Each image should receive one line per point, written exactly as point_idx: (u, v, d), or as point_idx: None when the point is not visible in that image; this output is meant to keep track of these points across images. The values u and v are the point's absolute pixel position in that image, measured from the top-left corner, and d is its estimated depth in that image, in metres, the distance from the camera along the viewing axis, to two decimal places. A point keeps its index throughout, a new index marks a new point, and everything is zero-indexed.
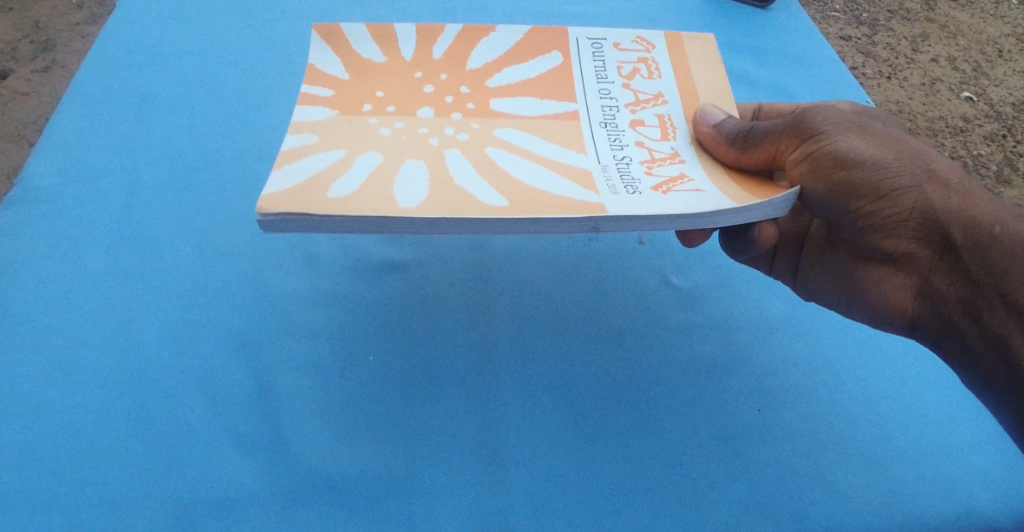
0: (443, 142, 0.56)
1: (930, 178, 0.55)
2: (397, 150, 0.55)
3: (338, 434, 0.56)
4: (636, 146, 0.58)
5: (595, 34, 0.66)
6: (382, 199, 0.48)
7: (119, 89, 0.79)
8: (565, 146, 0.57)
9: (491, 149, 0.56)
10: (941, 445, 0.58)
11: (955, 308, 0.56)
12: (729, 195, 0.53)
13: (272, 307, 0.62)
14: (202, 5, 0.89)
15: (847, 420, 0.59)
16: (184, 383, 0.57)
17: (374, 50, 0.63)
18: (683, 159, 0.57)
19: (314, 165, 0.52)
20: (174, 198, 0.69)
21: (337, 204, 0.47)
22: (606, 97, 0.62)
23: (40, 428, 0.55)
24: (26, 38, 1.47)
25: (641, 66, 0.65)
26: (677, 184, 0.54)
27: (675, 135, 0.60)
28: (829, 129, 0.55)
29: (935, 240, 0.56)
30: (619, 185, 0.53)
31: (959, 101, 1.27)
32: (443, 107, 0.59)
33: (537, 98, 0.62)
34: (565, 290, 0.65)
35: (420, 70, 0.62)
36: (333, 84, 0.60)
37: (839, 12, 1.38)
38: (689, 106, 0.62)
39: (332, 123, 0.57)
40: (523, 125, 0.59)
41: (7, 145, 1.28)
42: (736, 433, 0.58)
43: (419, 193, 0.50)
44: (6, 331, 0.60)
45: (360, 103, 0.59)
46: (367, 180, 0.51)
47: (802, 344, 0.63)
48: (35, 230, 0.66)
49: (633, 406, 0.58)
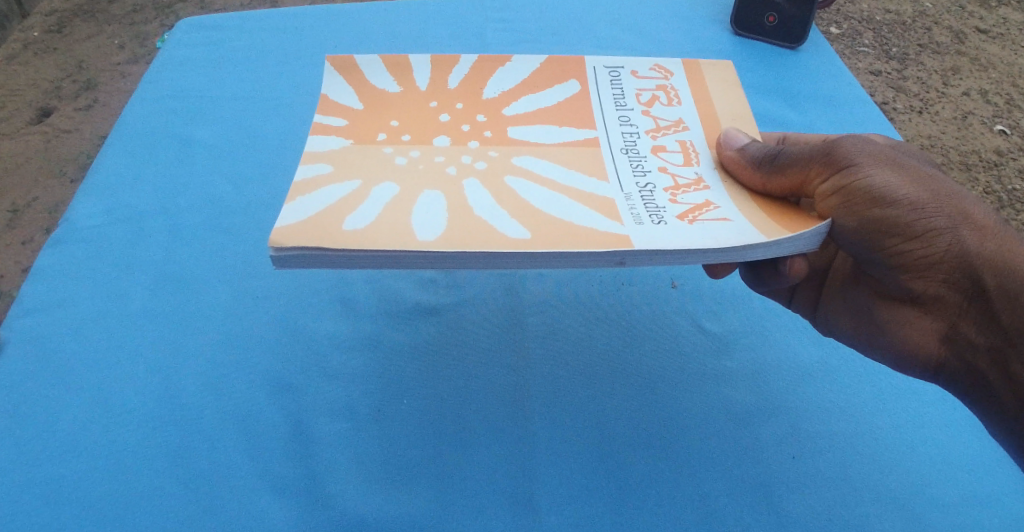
0: (460, 172, 0.53)
1: (967, 220, 0.51)
2: (414, 180, 0.52)
3: (370, 478, 0.56)
4: (659, 174, 0.54)
5: (612, 62, 0.63)
6: (401, 232, 0.46)
7: (162, 132, 0.81)
8: (588, 174, 0.54)
9: (512, 178, 0.53)
10: (985, 495, 0.57)
11: (984, 357, 0.52)
12: (760, 225, 0.49)
13: (307, 348, 0.63)
14: (242, 50, 0.92)
15: (888, 468, 0.58)
16: (220, 424, 0.58)
17: (388, 80, 0.60)
18: (710, 187, 0.53)
19: (330, 195, 0.49)
20: (213, 239, 0.71)
21: (353, 238, 0.45)
22: (627, 123, 0.58)
23: (80, 466, 0.56)
24: (71, 78, 1.53)
25: (660, 92, 0.61)
26: (704, 212, 0.50)
27: (699, 161, 0.55)
28: (862, 161, 0.51)
29: (965, 286, 0.51)
30: (644, 216, 0.49)
31: (993, 135, 1.25)
32: (459, 135, 0.56)
33: (557, 123, 0.58)
34: (597, 334, 0.65)
35: (434, 98, 0.59)
36: (346, 114, 0.57)
37: (867, 48, 1.38)
38: (713, 131, 0.58)
39: (345, 152, 0.54)
40: (545, 152, 0.56)
41: (50, 181, 1.33)
42: (774, 480, 0.56)
43: (437, 225, 0.47)
44: (51, 370, 0.61)
45: (374, 133, 0.56)
46: (383, 212, 0.48)
47: (838, 389, 0.62)
48: (80, 270, 0.68)
49: (666, 451, 0.58)
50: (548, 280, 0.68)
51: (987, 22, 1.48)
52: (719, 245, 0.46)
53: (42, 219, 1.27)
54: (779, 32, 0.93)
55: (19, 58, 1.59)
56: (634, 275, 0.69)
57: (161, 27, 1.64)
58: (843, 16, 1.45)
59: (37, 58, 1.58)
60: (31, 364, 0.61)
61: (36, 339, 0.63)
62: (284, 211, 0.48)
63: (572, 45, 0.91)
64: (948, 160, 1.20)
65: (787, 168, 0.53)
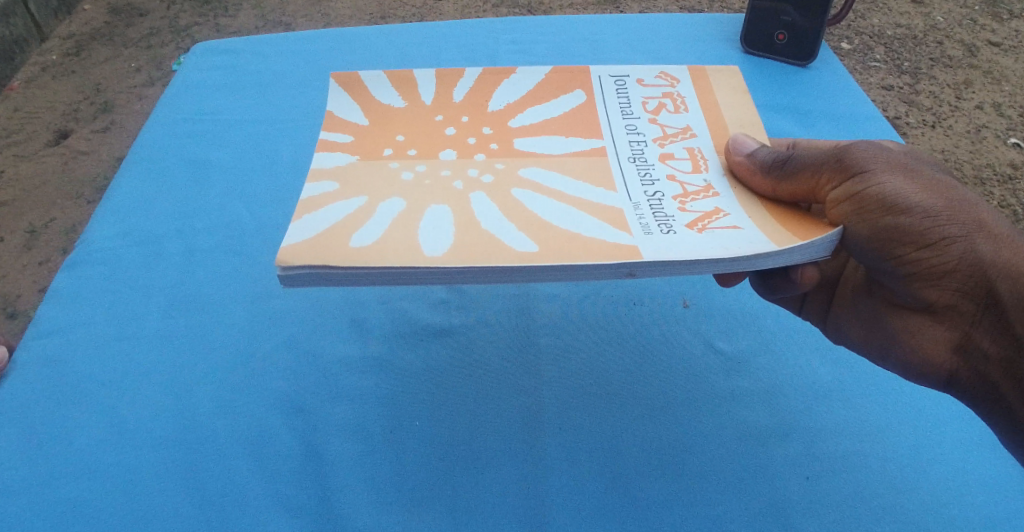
0: (467, 184, 0.53)
1: (981, 228, 0.50)
2: (421, 195, 0.52)
3: (381, 500, 0.55)
4: (667, 181, 0.53)
5: (618, 72, 0.63)
6: (409, 248, 0.46)
7: (177, 155, 0.82)
8: (596, 184, 0.54)
9: (519, 190, 0.53)
10: (1007, 516, 0.55)
11: (997, 367, 0.52)
12: (770, 233, 0.49)
13: (318, 370, 0.63)
14: (256, 74, 0.93)
15: (906, 488, 0.57)
16: (232, 446, 0.58)
17: (394, 97, 0.61)
18: (719, 193, 0.53)
19: (337, 211, 0.50)
20: (227, 261, 0.72)
21: (359, 256, 0.45)
22: (634, 132, 0.58)
23: (92, 489, 0.56)
24: (88, 101, 1.55)
25: (667, 100, 0.61)
26: (713, 220, 0.50)
27: (707, 167, 0.55)
28: (875, 168, 0.50)
29: (979, 295, 0.51)
30: (652, 224, 0.49)
31: (1007, 148, 1.24)
32: (465, 148, 0.56)
33: (563, 134, 0.59)
34: (609, 355, 0.64)
35: (440, 111, 0.60)
36: (352, 130, 0.58)
37: (879, 63, 1.38)
38: (721, 136, 0.58)
39: (351, 168, 0.54)
40: (552, 163, 0.56)
41: (67, 203, 1.34)
42: (789, 502, 0.56)
43: (444, 240, 0.47)
44: (66, 393, 0.62)
45: (380, 148, 0.56)
46: (389, 227, 0.48)
47: (853, 409, 0.61)
48: (94, 292, 0.69)
49: (679, 472, 0.57)
50: (559, 300, 0.68)
51: (999, 35, 1.47)
52: (728, 254, 0.45)
53: (58, 240, 1.29)
54: (789, 49, 0.93)
55: (38, 82, 1.61)
56: (646, 295, 0.69)
57: (176, 50, 1.66)
58: (853, 31, 1.45)
59: (55, 82, 1.61)
60: (46, 387, 0.62)
61: (52, 362, 0.64)
62: (291, 231, 0.48)
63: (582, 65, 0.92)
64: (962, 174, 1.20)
65: (797, 173, 0.52)
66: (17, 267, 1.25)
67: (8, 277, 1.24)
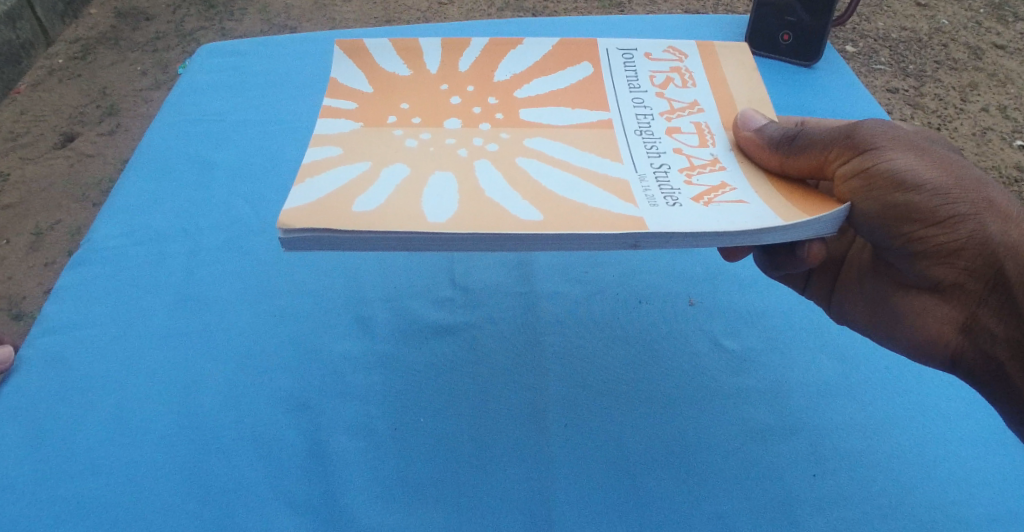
0: (472, 153, 0.53)
1: (992, 207, 0.50)
2: (425, 162, 0.52)
3: (386, 498, 0.55)
4: (673, 154, 0.53)
5: (626, 44, 0.63)
6: (412, 214, 0.46)
7: (183, 155, 0.83)
8: (601, 155, 0.54)
9: (524, 160, 0.53)
10: (1017, 514, 0.55)
11: (1003, 349, 0.52)
12: (776, 207, 0.48)
13: (323, 368, 0.63)
14: (262, 74, 0.93)
15: (913, 486, 0.56)
16: (236, 442, 0.58)
17: (399, 65, 0.61)
18: (726, 167, 0.53)
19: (340, 177, 0.50)
20: (232, 260, 0.72)
21: (363, 220, 0.45)
22: (640, 104, 0.58)
23: (96, 485, 0.56)
24: (94, 104, 1.56)
25: (674, 74, 0.60)
26: (720, 194, 0.50)
27: (714, 142, 0.55)
28: (885, 145, 0.50)
29: (987, 275, 0.51)
30: (658, 197, 0.49)
31: (1013, 150, 1.24)
32: (470, 118, 0.56)
33: (569, 105, 0.58)
34: (614, 352, 0.64)
35: (445, 82, 0.59)
36: (356, 97, 0.58)
37: (884, 66, 1.38)
38: (728, 113, 0.57)
39: (355, 135, 0.54)
40: (557, 134, 0.56)
41: (73, 205, 1.35)
42: (796, 500, 0.55)
43: (448, 206, 0.47)
44: (71, 390, 0.62)
45: (384, 116, 0.56)
46: (393, 192, 0.48)
47: (861, 408, 0.61)
48: (100, 290, 0.69)
49: (685, 470, 0.57)
50: (564, 298, 0.68)
51: (1004, 37, 1.47)
52: (735, 227, 0.45)
53: (64, 242, 1.29)
54: (795, 50, 0.93)
55: (44, 85, 1.62)
56: (651, 293, 0.69)
57: (182, 54, 1.67)
58: (858, 34, 1.45)
59: (61, 85, 1.62)
60: (51, 383, 0.62)
61: (57, 359, 0.64)
62: (293, 194, 0.48)
63: None
64: None
65: (806, 150, 0.51)
66: (23, 268, 1.25)
67: (13, 278, 1.24)
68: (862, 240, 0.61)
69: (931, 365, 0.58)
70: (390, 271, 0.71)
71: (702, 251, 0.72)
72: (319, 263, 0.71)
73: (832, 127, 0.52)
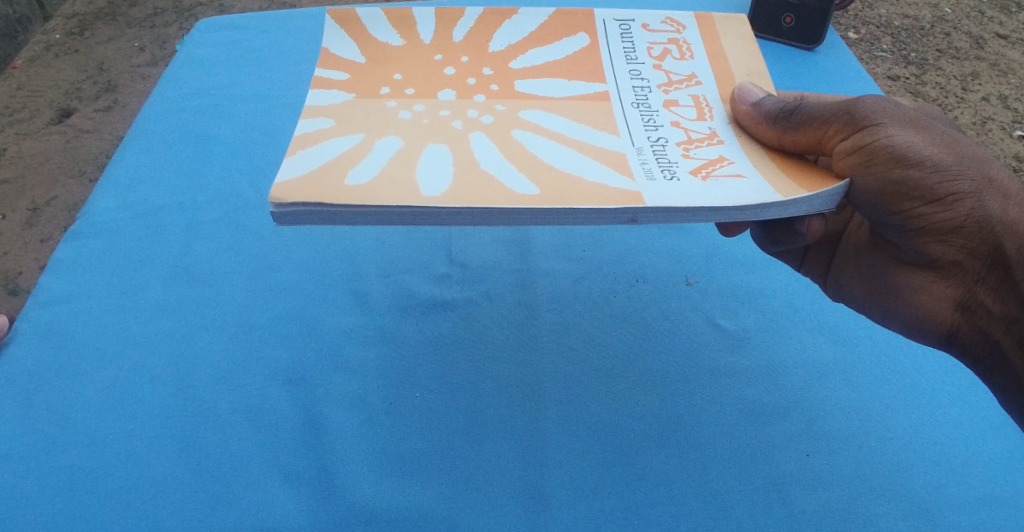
0: (467, 125, 0.53)
1: (990, 185, 0.50)
2: (419, 134, 0.52)
3: (380, 470, 0.55)
4: (671, 127, 0.53)
5: (623, 15, 0.63)
6: (407, 187, 0.46)
7: (180, 128, 0.82)
8: (598, 128, 0.53)
9: (519, 133, 0.52)
10: (1004, 494, 0.55)
11: (999, 325, 0.52)
12: (775, 183, 0.48)
13: (319, 341, 0.63)
14: (261, 49, 0.93)
15: (905, 466, 0.56)
16: (233, 412, 0.58)
17: (393, 35, 0.60)
18: (724, 141, 0.53)
19: (333, 149, 0.49)
20: (229, 233, 0.71)
21: (358, 194, 0.45)
22: (638, 77, 0.58)
23: (93, 453, 0.56)
24: (92, 79, 1.55)
25: (672, 46, 0.60)
26: (718, 168, 0.50)
27: (713, 115, 0.55)
28: (883, 121, 0.50)
29: (985, 253, 0.51)
30: (656, 171, 0.49)
31: (1013, 140, 1.24)
32: (465, 90, 0.56)
33: (566, 77, 0.58)
34: (610, 331, 0.64)
35: (439, 52, 0.59)
36: (348, 68, 0.57)
37: (886, 53, 1.37)
38: (726, 85, 0.57)
39: (347, 107, 0.54)
40: (553, 106, 0.55)
41: (70, 181, 1.34)
42: (787, 478, 0.56)
43: (445, 180, 0.47)
44: (66, 360, 0.62)
45: (377, 87, 0.56)
46: (388, 166, 0.48)
47: (854, 389, 0.61)
48: (96, 262, 0.69)
49: (679, 446, 0.57)
50: (561, 276, 0.68)
51: (1007, 27, 1.46)
52: (734, 202, 0.45)
53: (61, 217, 1.28)
54: (798, 33, 0.93)
55: (41, 60, 1.61)
56: (648, 272, 0.69)
57: (180, 30, 1.65)
58: (860, 21, 1.45)
59: (59, 60, 1.61)
60: (47, 353, 0.62)
61: (52, 330, 0.64)
62: (287, 167, 0.48)
63: None
64: None
65: (805, 125, 0.51)
66: (19, 243, 1.25)
67: (10, 253, 1.23)
68: (860, 216, 0.61)
69: (925, 341, 0.58)
70: (388, 247, 0.70)
71: (700, 231, 0.72)
72: (317, 238, 0.71)
73: (830, 101, 0.52)
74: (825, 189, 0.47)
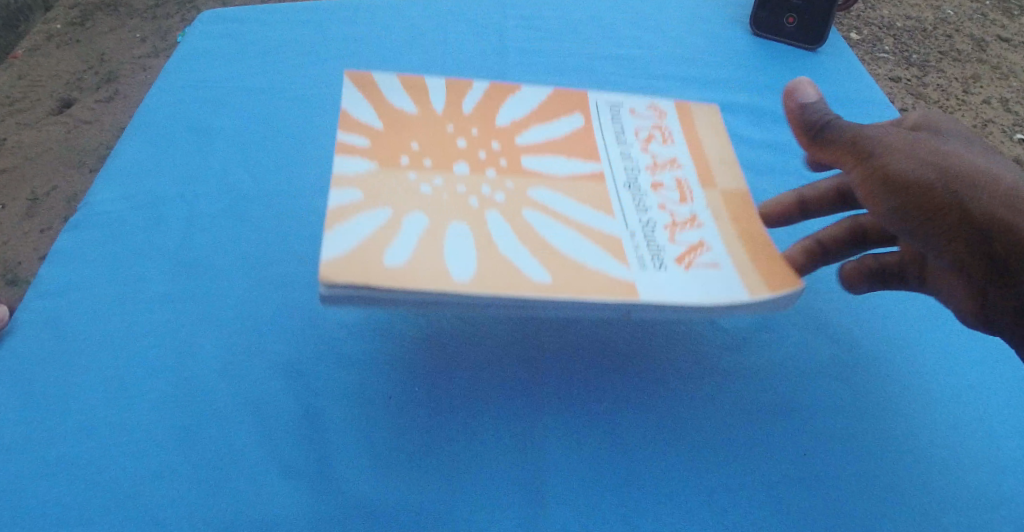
0: (483, 202, 0.59)
1: (1000, 196, 0.52)
2: (443, 210, 0.57)
3: (380, 463, 0.56)
4: (658, 211, 0.61)
5: (613, 98, 0.71)
6: (439, 272, 0.51)
7: (183, 121, 0.82)
8: (596, 207, 0.61)
9: (531, 212, 0.59)
10: None
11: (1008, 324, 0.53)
12: (745, 275, 0.56)
13: (321, 334, 0.63)
14: (265, 43, 0.93)
15: (888, 471, 0.58)
16: (234, 404, 0.59)
17: (407, 101, 0.66)
18: (703, 224, 0.61)
19: (362, 224, 0.53)
20: (230, 227, 0.71)
21: (394, 277, 0.50)
22: (628, 159, 0.66)
23: (94, 443, 0.57)
24: (92, 70, 1.55)
25: (656, 131, 0.69)
26: (697, 255, 0.57)
27: (693, 199, 0.63)
28: (893, 143, 0.55)
29: (996, 255, 0.52)
30: (647, 257, 0.56)
31: (1012, 144, 1.24)
32: (477, 163, 0.62)
33: (566, 154, 0.65)
34: (611, 331, 0.65)
35: (451, 122, 0.65)
36: (369, 132, 0.62)
37: (888, 54, 1.37)
38: (703, 171, 0.66)
39: (370, 176, 0.58)
40: (559, 185, 0.62)
41: (70, 171, 1.34)
42: (778, 480, 0.57)
43: (471, 264, 0.52)
44: (67, 351, 0.62)
45: (397, 156, 0.61)
46: (419, 246, 0.53)
47: (848, 395, 0.63)
48: (97, 253, 0.69)
49: (676, 447, 0.58)
50: None
51: (1010, 30, 1.46)
52: (712, 301, 0.53)
53: (61, 207, 1.28)
54: (802, 33, 0.94)
55: (41, 50, 1.61)
56: None
57: (181, 22, 1.65)
58: (863, 22, 1.45)
59: (59, 50, 1.60)
60: (47, 344, 0.62)
61: (52, 321, 0.64)
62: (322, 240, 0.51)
63: (592, 47, 0.93)
64: None
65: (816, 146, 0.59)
66: (19, 234, 1.24)
67: (9, 243, 1.23)
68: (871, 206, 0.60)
69: None
70: None
71: None
72: (319, 231, 0.71)
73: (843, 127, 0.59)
74: (787, 288, 0.54)
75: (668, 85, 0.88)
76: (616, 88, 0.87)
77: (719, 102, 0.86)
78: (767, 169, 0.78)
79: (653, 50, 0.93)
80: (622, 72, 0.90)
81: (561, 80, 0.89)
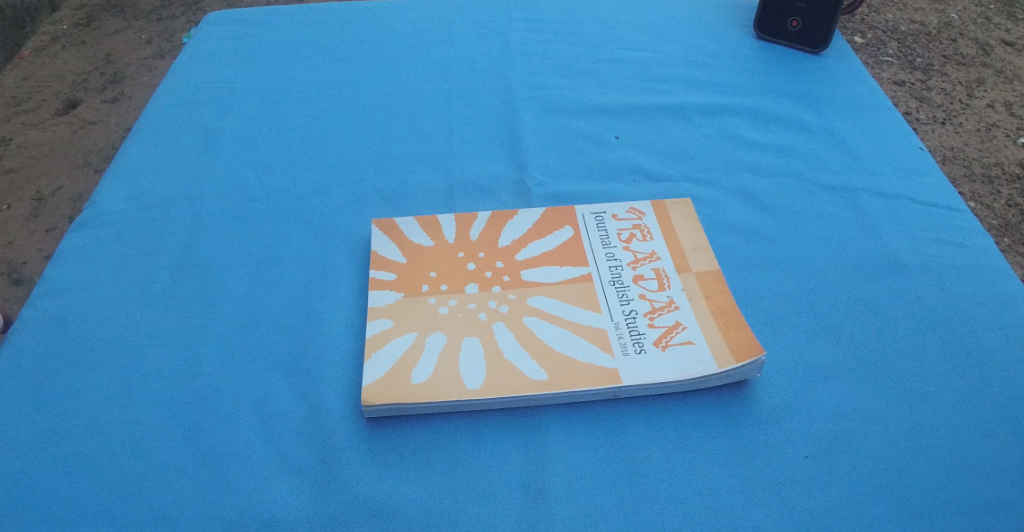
0: (490, 315, 0.63)
1: None
2: (458, 330, 0.62)
3: (381, 462, 0.56)
4: (639, 300, 0.64)
5: (598, 207, 0.72)
6: (454, 380, 0.58)
7: (189, 122, 0.83)
8: (586, 306, 0.63)
9: (530, 319, 0.62)
10: (1010, 490, 0.54)
11: None
12: (715, 344, 0.60)
13: (322, 334, 0.63)
14: (270, 45, 0.93)
15: (904, 467, 0.55)
16: (236, 403, 0.59)
17: (423, 236, 0.69)
18: (679, 306, 0.63)
19: (394, 350, 0.60)
20: (235, 226, 0.72)
21: (418, 393, 0.58)
22: (611, 257, 0.67)
23: (98, 441, 0.57)
24: (98, 71, 1.55)
25: (637, 230, 0.70)
26: (674, 333, 0.61)
27: (671, 284, 0.65)
28: None
29: None
30: (630, 344, 0.61)
31: (1016, 147, 1.20)
32: (484, 281, 0.65)
33: (558, 263, 0.67)
34: None
35: (462, 249, 0.68)
36: (394, 267, 0.67)
37: (892, 58, 1.37)
38: (680, 256, 0.68)
39: (396, 307, 0.64)
40: (554, 289, 0.65)
41: (75, 172, 1.34)
42: (785, 478, 0.55)
43: (481, 366, 0.59)
44: (72, 349, 0.62)
45: (419, 284, 0.65)
46: (438, 368, 0.59)
47: (860, 388, 0.60)
48: (103, 252, 0.69)
49: (679, 441, 0.56)
50: None
51: (1014, 35, 1.46)
52: (683, 378, 0.58)
53: (65, 208, 1.28)
54: (806, 38, 0.94)
55: (49, 51, 1.62)
56: None
57: (186, 23, 1.66)
58: (867, 26, 1.44)
59: (65, 51, 1.61)
60: (52, 342, 0.62)
61: (57, 319, 0.64)
62: (363, 369, 0.60)
63: (595, 49, 0.94)
64: (970, 172, 1.15)
65: None
66: (24, 233, 1.24)
67: (14, 243, 1.23)
68: None
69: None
70: None
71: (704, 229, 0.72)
72: (322, 231, 0.71)
73: None
74: (748, 360, 0.58)
75: (671, 87, 0.88)
76: (619, 90, 0.88)
77: (721, 105, 0.86)
78: (770, 172, 0.78)
79: (656, 52, 0.93)
80: (625, 74, 0.90)
81: (564, 83, 0.89)
